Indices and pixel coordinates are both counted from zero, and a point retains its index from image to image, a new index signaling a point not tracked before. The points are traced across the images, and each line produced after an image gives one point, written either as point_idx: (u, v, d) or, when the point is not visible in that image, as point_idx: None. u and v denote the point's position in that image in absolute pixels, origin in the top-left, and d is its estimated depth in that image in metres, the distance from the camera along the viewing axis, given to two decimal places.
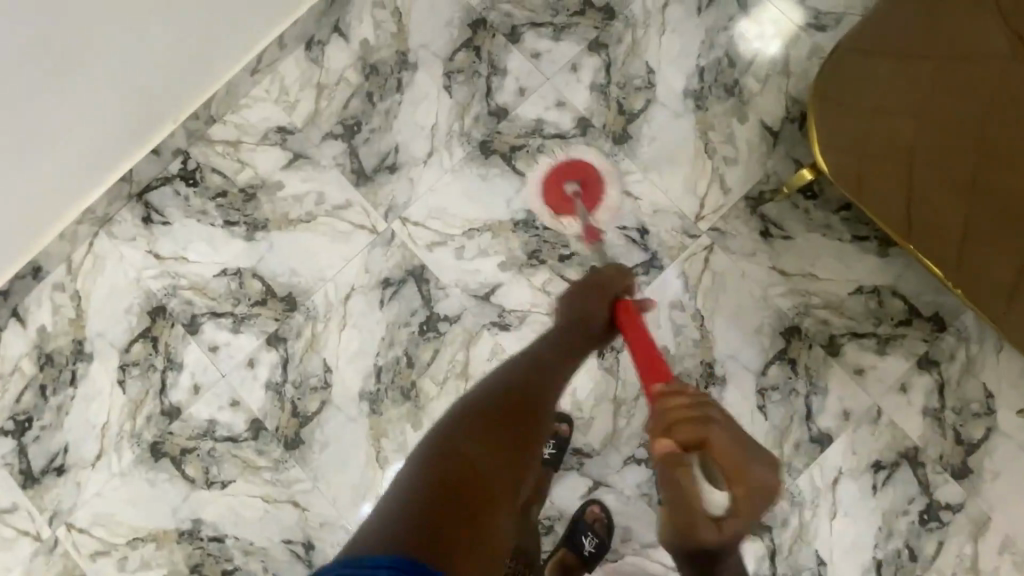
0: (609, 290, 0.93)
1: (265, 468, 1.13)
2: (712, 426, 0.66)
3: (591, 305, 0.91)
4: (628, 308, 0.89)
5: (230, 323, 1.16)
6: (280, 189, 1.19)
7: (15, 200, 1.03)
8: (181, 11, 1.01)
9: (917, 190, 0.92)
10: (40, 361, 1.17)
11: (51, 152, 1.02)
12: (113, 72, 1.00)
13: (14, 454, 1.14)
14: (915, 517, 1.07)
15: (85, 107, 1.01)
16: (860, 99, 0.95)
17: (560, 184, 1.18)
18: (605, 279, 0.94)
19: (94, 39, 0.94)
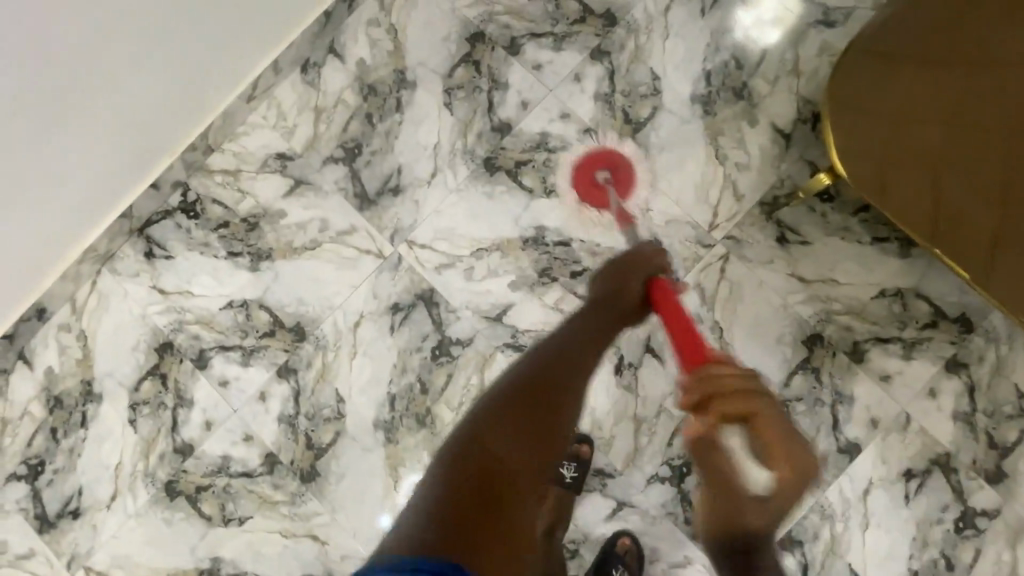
0: (642, 271, 0.89)
1: (282, 502, 1.11)
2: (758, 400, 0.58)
3: (620, 291, 0.88)
4: (663, 284, 0.84)
5: (239, 356, 1.14)
6: (282, 217, 1.17)
7: (17, 245, 1.02)
8: (173, 43, 0.99)
9: (941, 193, 0.89)
10: (49, 404, 1.15)
11: (49, 193, 1.00)
12: (109, 110, 0.99)
13: (28, 499, 1.13)
14: (951, 525, 1.04)
15: (83, 147, 1.00)
16: (876, 101, 0.92)
17: (589, 174, 1.12)
18: (635, 257, 0.90)
19: (87, 74, 0.92)
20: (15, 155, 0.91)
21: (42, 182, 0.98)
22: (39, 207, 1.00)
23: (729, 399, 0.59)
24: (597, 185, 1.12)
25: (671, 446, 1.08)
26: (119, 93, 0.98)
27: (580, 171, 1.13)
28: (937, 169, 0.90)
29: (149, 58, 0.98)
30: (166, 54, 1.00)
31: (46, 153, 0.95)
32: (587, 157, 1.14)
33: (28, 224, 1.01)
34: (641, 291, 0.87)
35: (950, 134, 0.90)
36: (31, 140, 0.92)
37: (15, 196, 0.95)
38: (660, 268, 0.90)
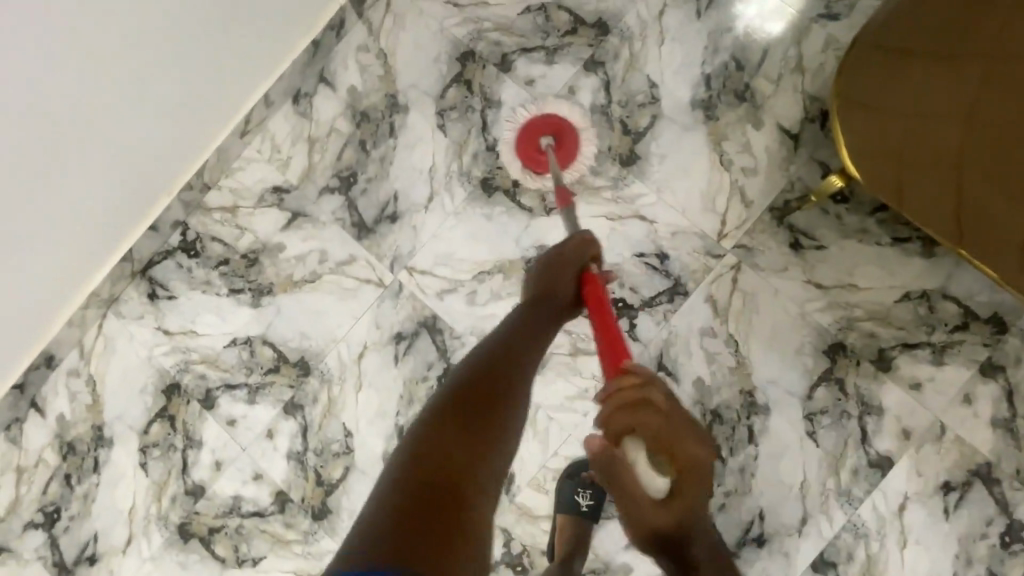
0: (574, 261, 0.87)
1: (295, 541, 1.09)
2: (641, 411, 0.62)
3: (555, 284, 0.86)
4: (592, 278, 0.84)
5: (245, 394, 1.13)
6: (281, 251, 1.16)
7: (20, 291, 1.01)
8: (179, 82, 1.01)
9: (966, 190, 0.84)
10: (62, 450, 1.15)
11: (49, 235, 0.99)
12: (114, 148, 0.99)
13: (46, 547, 1.13)
14: (996, 540, 0.98)
15: (85, 186, 0.99)
16: (887, 97, 0.88)
17: (533, 147, 1.07)
18: (559, 255, 0.86)
19: (89, 111, 0.93)
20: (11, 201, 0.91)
21: (41, 226, 0.97)
22: (39, 250, 1.00)
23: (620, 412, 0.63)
24: (540, 154, 1.07)
25: None
26: (112, 132, 0.97)
27: (525, 136, 1.07)
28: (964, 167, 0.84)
29: (142, 96, 0.97)
30: (159, 90, 0.99)
31: (42, 198, 0.95)
32: (540, 119, 1.07)
33: (27, 272, 1.00)
34: (574, 282, 0.86)
35: (982, 127, 0.82)
36: (26, 184, 0.91)
37: (12, 241, 0.94)
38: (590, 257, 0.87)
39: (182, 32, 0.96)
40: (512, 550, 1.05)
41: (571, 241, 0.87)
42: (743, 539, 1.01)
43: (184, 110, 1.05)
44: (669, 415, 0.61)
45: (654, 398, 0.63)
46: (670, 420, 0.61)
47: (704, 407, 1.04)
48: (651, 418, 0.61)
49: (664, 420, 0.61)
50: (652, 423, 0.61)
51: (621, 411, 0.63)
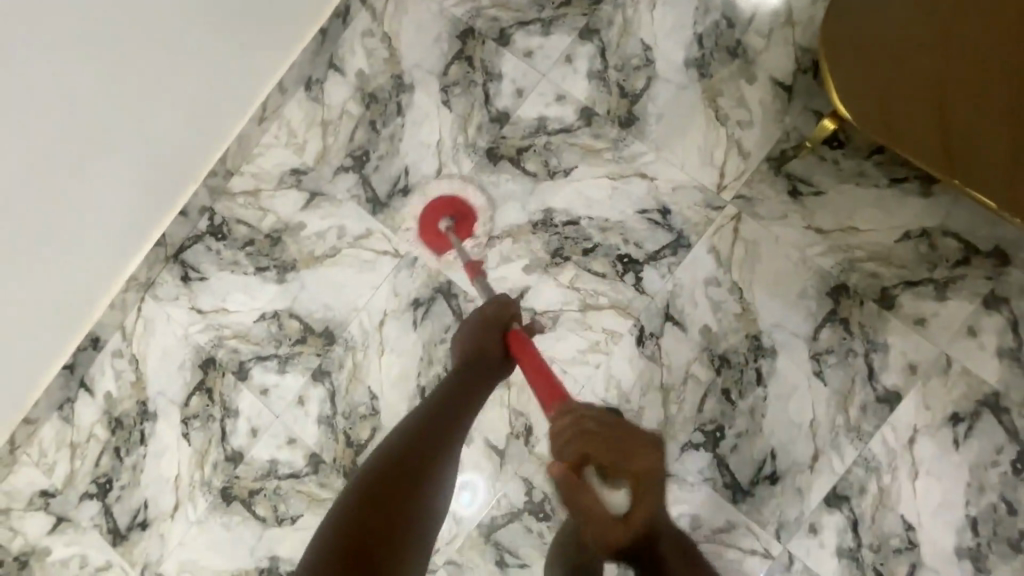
0: (496, 325, 0.91)
1: (329, 499, 1.16)
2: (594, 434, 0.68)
3: (481, 342, 0.91)
4: (517, 336, 0.89)
5: (276, 364, 1.20)
6: (302, 229, 1.23)
7: (66, 270, 1.12)
8: (191, 70, 1.08)
9: (952, 125, 0.88)
10: (111, 426, 1.24)
11: (87, 218, 1.09)
12: (137, 136, 1.07)
13: (101, 515, 1.22)
14: (1008, 467, 0.99)
15: (112, 174, 1.08)
16: (871, 44, 0.91)
17: (433, 224, 1.17)
18: (482, 316, 0.91)
19: (109, 100, 1.01)
20: (45, 197, 1.01)
21: (76, 214, 1.07)
22: (80, 232, 1.09)
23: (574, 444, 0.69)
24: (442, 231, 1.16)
25: (702, 411, 1.07)
26: (131, 127, 1.06)
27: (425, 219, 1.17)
28: (958, 117, 0.88)
29: (155, 92, 1.06)
30: (170, 80, 1.06)
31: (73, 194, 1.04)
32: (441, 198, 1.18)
33: (70, 251, 1.10)
34: (499, 341, 0.91)
35: (969, 83, 0.88)
36: (58, 182, 1.01)
37: (49, 225, 1.04)
38: (511, 318, 0.92)
39: (184, 30, 1.04)
40: (534, 499, 1.10)
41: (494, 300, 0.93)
42: (756, 477, 1.04)
43: (196, 99, 1.12)
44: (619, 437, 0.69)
45: (597, 428, 0.69)
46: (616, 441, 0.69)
47: (712, 353, 1.08)
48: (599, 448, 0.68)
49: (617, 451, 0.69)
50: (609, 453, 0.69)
51: (570, 445, 0.69)
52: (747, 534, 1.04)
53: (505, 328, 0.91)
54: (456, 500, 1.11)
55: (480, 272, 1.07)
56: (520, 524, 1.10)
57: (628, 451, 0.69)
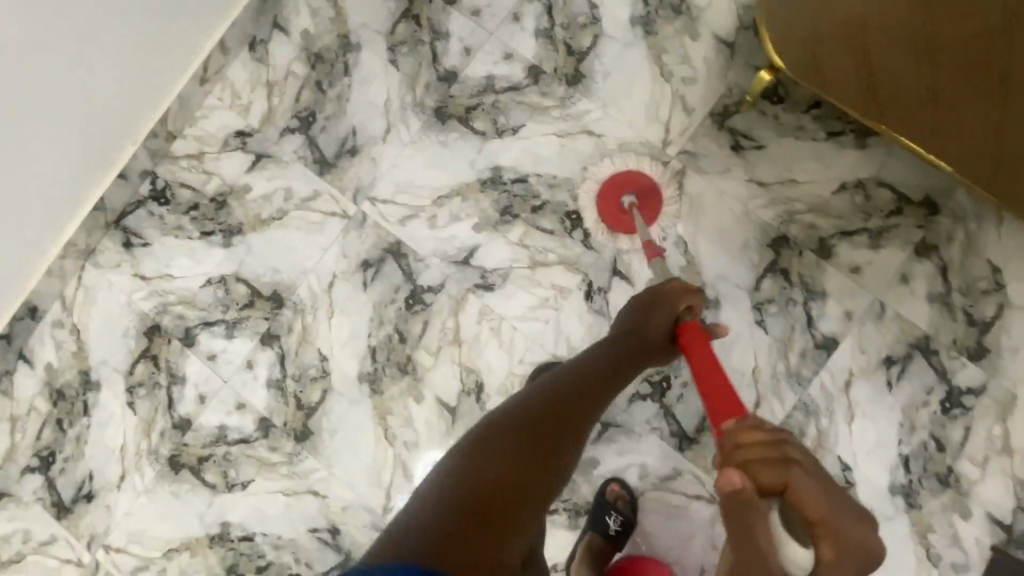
0: (670, 309, 0.88)
1: (281, 463, 1.14)
2: (793, 468, 0.56)
3: (648, 321, 0.89)
4: (692, 328, 0.85)
5: (223, 329, 1.18)
6: (248, 192, 1.20)
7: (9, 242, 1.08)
8: (160, 50, 1.11)
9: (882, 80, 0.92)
10: (53, 397, 1.20)
11: (36, 190, 1.06)
12: (98, 111, 1.08)
13: (44, 489, 1.19)
14: (937, 407, 1.04)
15: (70, 147, 1.07)
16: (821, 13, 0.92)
17: (615, 200, 1.11)
18: (661, 295, 0.90)
19: (79, 80, 1.01)
20: (31, 184, 1.05)
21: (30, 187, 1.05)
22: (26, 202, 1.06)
23: (765, 468, 0.57)
24: (624, 210, 1.10)
25: None
26: (102, 108, 1.08)
27: (610, 187, 1.11)
28: (892, 86, 0.92)
29: (124, 69, 1.07)
30: (140, 60, 1.09)
31: (54, 180, 1.08)
32: (645, 179, 1.11)
33: (16, 224, 1.07)
34: (668, 327, 0.88)
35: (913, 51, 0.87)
36: (40, 170, 1.05)
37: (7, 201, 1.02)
38: (687, 306, 0.88)
39: (170, 19, 1.09)
40: None
41: (674, 283, 0.90)
42: (701, 425, 1.07)
43: (158, 76, 1.14)
44: (820, 479, 0.57)
45: (797, 460, 0.58)
46: (824, 489, 0.57)
47: None
48: (805, 486, 0.56)
49: (820, 495, 0.55)
50: (806, 490, 0.56)
51: (765, 468, 0.57)
52: (692, 480, 1.07)
53: (679, 314, 0.88)
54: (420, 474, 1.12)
55: (658, 254, 1.02)
56: None
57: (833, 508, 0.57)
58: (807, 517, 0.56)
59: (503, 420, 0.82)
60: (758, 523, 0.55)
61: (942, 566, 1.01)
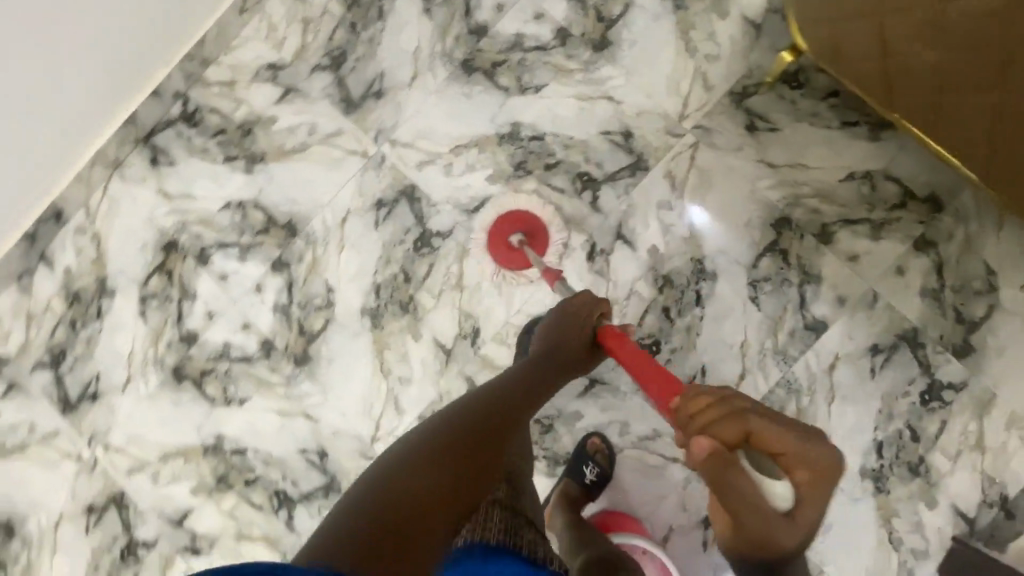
0: (590, 322, 0.98)
1: (279, 384, 1.19)
2: (745, 415, 0.70)
3: (572, 331, 0.98)
4: (609, 330, 0.95)
5: (237, 252, 1.23)
6: (274, 123, 1.24)
7: (42, 151, 1.13)
8: None
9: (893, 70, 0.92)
10: (69, 299, 1.26)
11: (67, 104, 1.11)
12: (124, 29, 1.10)
13: (52, 384, 1.24)
14: (917, 398, 1.06)
15: (97, 64, 1.11)
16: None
17: (503, 239, 1.12)
18: (579, 307, 0.99)
19: None
20: (66, 124, 1.14)
21: (60, 101, 1.10)
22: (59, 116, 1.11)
23: (721, 425, 0.70)
24: (514, 248, 1.12)
25: (642, 326, 1.12)
26: (128, 41, 1.12)
27: (494, 230, 1.12)
28: (903, 74, 0.91)
29: None
30: None
31: (86, 96, 1.13)
32: (526, 215, 1.13)
33: (49, 135, 1.12)
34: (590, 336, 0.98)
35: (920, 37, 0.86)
36: (69, 84, 1.09)
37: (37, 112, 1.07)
38: (600, 315, 0.99)
39: None
40: None
41: (582, 295, 1.01)
42: None
43: None
44: (770, 417, 0.70)
45: (747, 409, 0.71)
46: (778, 424, 0.69)
47: (656, 273, 1.13)
48: (760, 426, 0.69)
49: (776, 428, 0.68)
50: (763, 429, 0.69)
51: (723, 425, 0.70)
52: (670, 442, 1.10)
53: (594, 324, 0.98)
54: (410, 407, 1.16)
55: (559, 277, 1.06)
56: None
57: (794, 436, 0.68)
58: (771, 451, 0.68)
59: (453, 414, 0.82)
60: (732, 464, 0.65)
61: (902, 551, 1.05)
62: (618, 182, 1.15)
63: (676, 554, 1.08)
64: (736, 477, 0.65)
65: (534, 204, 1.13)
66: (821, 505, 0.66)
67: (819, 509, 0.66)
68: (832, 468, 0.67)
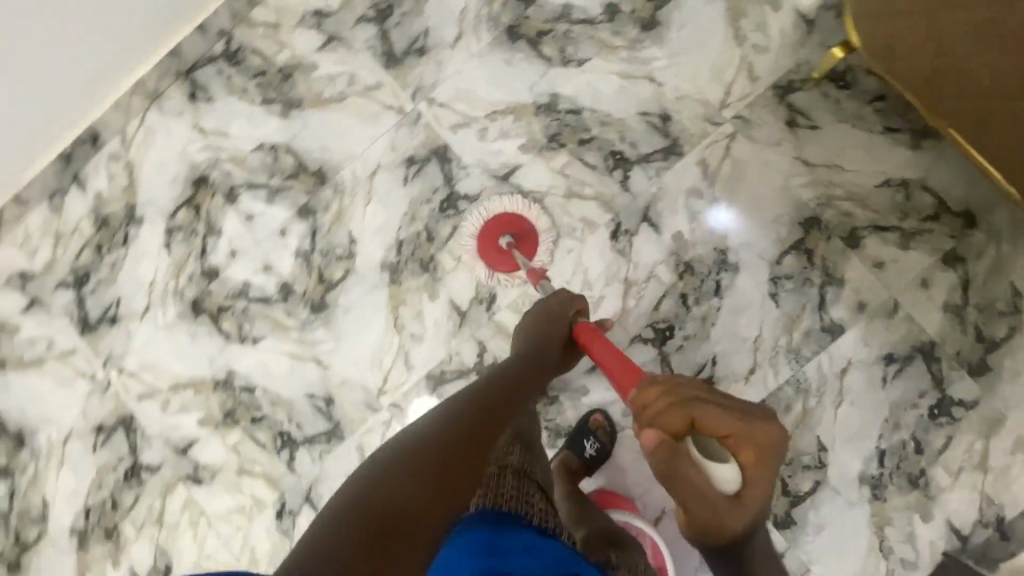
0: (565, 322, 0.98)
1: (293, 328, 1.21)
2: (692, 401, 0.68)
3: (551, 329, 0.97)
4: (583, 326, 0.94)
5: (265, 194, 1.24)
6: (314, 70, 1.25)
7: (83, 75, 1.17)
8: None
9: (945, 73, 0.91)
10: (97, 222, 1.28)
11: (111, 32, 1.14)
12: None
13: (74, 304, 1.27)
14: (925, 411, 1.06)
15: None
16: None
17: (493, 240, 1.13)
18: (555, 308, 0.98)
19: None
20: (108, 52, 1.17)
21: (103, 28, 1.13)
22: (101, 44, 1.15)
23: (668, 414, 0.68)
24: (502, 250, 1.12)
25: (657, 310, 1.13)
26: None
27: (485, 229, 1.13)
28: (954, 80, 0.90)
29: None
30: None
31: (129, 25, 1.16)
32: (517, 218, 1.13)
33: (90, 61, 1.16)
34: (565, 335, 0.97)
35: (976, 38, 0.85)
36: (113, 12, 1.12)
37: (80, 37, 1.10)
38: (576, 311, 0.99)
39: None
40: (484, 361, 1.16)
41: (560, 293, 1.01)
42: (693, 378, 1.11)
43: None
44: (717, 402, 0.68)
45: (694, 394, 0.69)
46: (724, 409, 0.67)
47: (678, 259, 1.13)
48: (706, 411, 0.67)
49: (720, 412, 0.67)
50: (710, 414, 0.67)
51: (671, 414, 0.68)
52: None
53: (570, 321, 0.98)
54: (420, 365, 1.18)
55: (543, 278, 1.07)
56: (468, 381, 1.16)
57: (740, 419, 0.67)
58: (717, 434, 0.67)
59: (442, 416, 0.76)
60: (678, 454, 0.64)
61: (891, 559, 1.05)
62: (651, 165, 1.15)
63: (666, 536, 1.09)
64: (682, 468, 0.64)
65: (522, 206, 1.13)
66: (767, 483, 0.66)
67: (766, 488, 0.66)
68: (777, 444, 0.67)
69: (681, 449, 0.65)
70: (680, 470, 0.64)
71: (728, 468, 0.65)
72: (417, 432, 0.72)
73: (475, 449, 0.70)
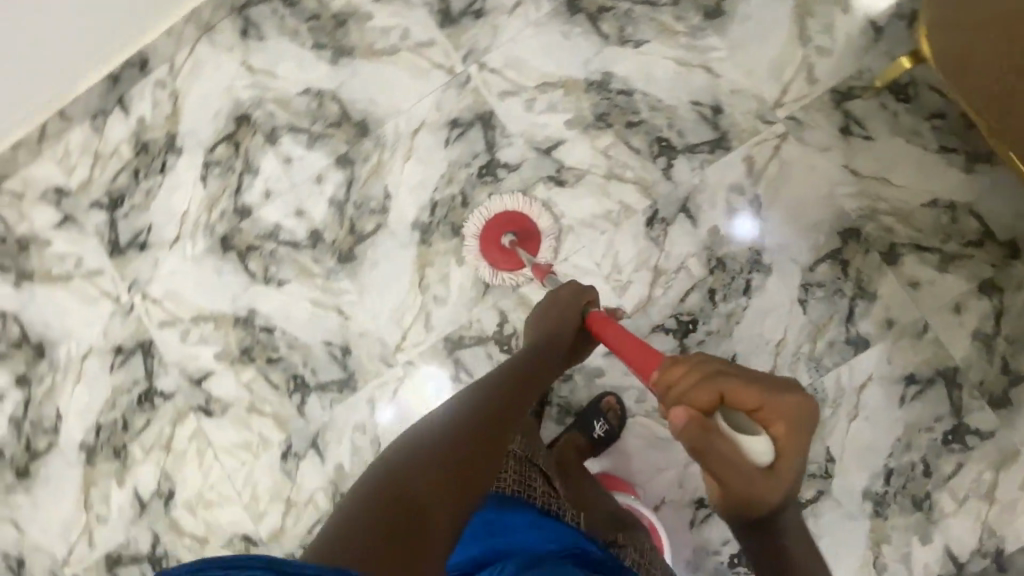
0: (576, 312, 0.97)
1: (319, 275, 1.22)
2: (718, 376, 0.68)
3: (562, 317, 0.96)
4: (596, 315, 0.93)
5: (305, 139, 1.24)
6: (369, 20, 1.24)
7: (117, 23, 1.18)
8: None
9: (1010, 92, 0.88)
10: (137, 147, 1.28)
11: None
12: None
13: (106, 225, 1.28)
14: (939, 436, 1.06)
15: None
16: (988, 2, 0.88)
17: (496, 239, 1.13)
18: (561, 298, 0.98)
19: None
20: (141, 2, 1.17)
21: None
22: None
23: (695, 391, 0.67)
24: (506, 248, 1.13)
25: (683, 302, 1.12)
26: None
27: (488, 228, 1.14)
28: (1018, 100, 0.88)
29: None
30: None
31: None
32: (517, 216, 1.14)
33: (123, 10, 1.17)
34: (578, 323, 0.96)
35: None
36: None
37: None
38: (587, 301, 0.98)
39: None
40: (504, 330, 1.17)
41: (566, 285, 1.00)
42: None
43: None
44: (742, 376, 0.68)
45: (718, 370, 0.68)
46: (751, 382, 0.67)
47: (711, 253, 1.12)
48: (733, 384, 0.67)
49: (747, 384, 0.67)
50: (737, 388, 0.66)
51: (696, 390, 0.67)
52: None
53: (581, 310, 0.97)
54: (439, 327, 1.18)
55: (549, 273, 1.07)
56: (485, 349, 1.17)
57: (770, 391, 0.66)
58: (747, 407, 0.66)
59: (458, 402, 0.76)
60: (712, 429, 0.63)
61: None
62: (696, 155, 1.13)
63: (664, 524, 1.10)
64: (714, 443, 0.63)
65: (522, 203, 1.14)
66: (796, 454, 0.66)
67: (796, 459, 0.66)
68: (807, 416, 0.67)
69: (712, 423, 0.64)
70: (712, 446, 0.63)
71: (761, 440, 0.64)
72: (433, 417, 0.73)
73: (494, 439, 0.68)
